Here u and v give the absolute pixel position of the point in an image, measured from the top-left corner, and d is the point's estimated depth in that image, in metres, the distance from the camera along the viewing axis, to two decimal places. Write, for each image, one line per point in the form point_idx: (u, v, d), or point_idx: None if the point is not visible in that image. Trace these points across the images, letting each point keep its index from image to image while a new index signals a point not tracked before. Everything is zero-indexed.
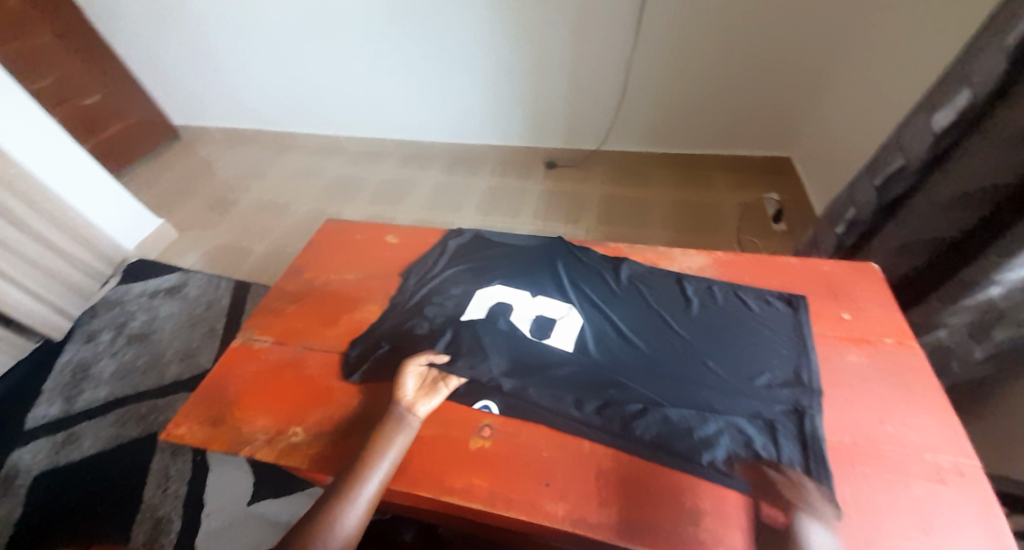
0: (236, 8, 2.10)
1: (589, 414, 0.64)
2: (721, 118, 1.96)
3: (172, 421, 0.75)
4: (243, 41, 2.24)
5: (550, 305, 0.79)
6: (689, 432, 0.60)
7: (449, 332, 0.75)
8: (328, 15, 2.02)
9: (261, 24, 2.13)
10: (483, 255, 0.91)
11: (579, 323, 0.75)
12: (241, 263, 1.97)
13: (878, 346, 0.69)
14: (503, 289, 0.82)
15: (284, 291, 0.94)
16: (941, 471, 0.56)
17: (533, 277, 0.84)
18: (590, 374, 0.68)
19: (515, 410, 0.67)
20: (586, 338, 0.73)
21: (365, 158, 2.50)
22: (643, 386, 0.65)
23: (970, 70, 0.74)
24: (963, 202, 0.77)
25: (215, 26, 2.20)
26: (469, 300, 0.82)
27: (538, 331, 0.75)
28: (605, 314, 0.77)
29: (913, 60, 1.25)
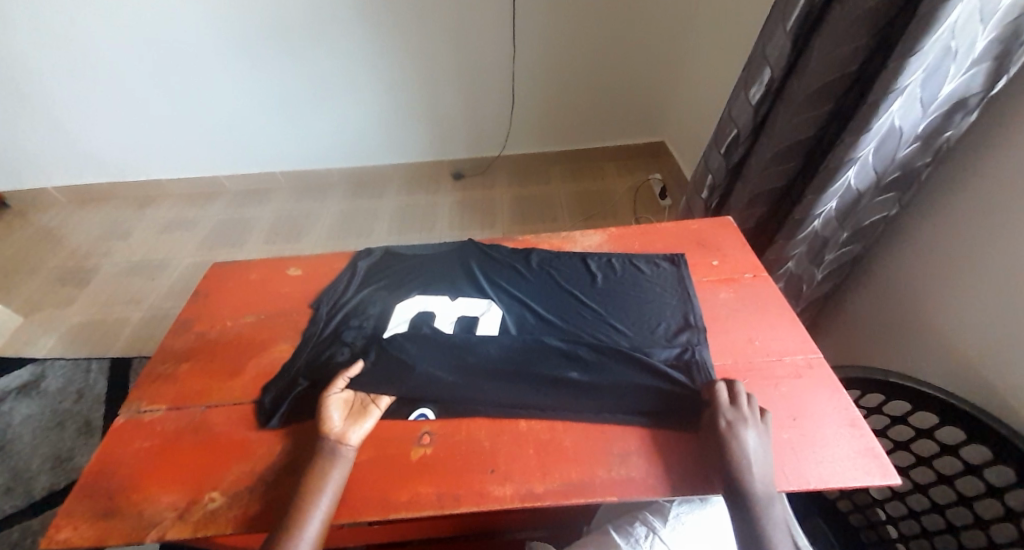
0: (72, 48, 1.86)
1: (522, 397, 0.66)
2: (596, 106, 2.13)
3: (49, 527, 0.61)
4: (85, 86, 1.98)
5: (470, 303, 0.80)
6: (609, 390, 0.65)
7: (372, 352, 0.72)
8: (188, 49, 1.87)
9: (105, 64, 1.91)
10: (395, 271, 0.90)
11: (499, 315, 0.78)
12: (115, 337, 1.71)
13: (741, 281, 0.81)
14: (422, 298, 0.82)
15: (170, 351, 0.83)
16: (798, 368, 0.66)
17: (447, 282, 0.85)
18: (509, 358, 0.70)
19: (451, 410, 0.67)
20: (507, 325, 0.76)
21: (252, 197, 2.30)
22: (560, 357, 0.69)
23: (766, 51, 0.91)
24: (785, 155, 0.92)
25: (46, 71, 1.92)
26: (390, 316, 0.79)
27: (463, 330, 0.75)
28: (520, 303, 0.80)
29: (734, 41, 1.48)
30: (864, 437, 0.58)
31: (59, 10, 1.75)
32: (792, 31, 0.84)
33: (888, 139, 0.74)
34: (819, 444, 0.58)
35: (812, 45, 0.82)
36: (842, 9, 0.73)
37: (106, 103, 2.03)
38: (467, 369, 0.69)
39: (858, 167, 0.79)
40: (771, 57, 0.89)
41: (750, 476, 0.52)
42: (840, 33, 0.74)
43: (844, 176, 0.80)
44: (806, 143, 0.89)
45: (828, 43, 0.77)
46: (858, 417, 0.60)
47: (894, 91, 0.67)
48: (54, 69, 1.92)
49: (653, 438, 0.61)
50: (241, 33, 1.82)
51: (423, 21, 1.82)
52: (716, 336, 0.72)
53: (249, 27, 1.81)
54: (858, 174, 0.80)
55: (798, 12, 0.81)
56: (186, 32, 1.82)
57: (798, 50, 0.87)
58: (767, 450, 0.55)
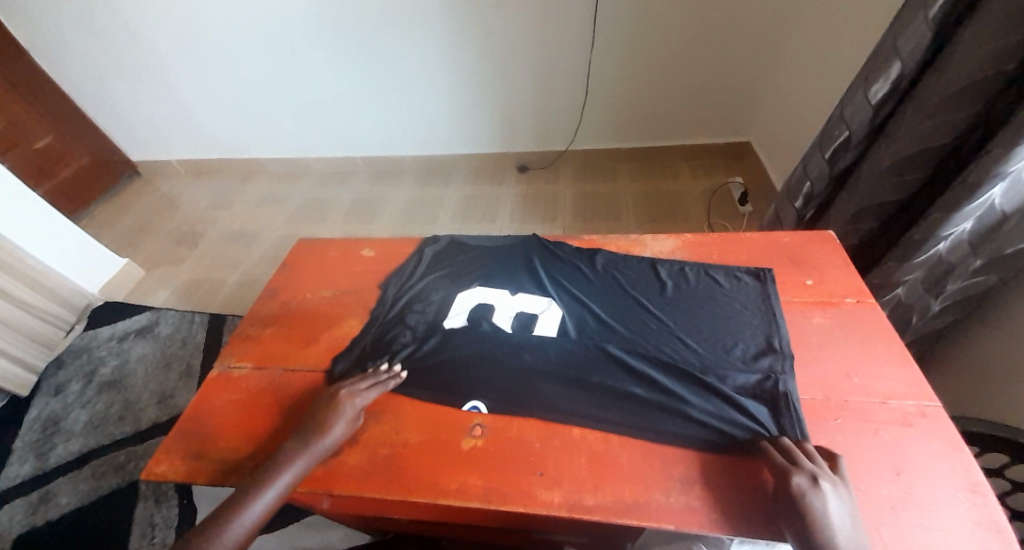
0: (195, 37, 2.08)
1: (579, 404, 0.64)
2: (680, 100, 2.00)
3: (152, 459, 0.69)
4: (204, 72, 2.22)
5: (532, 298, 0.79)
6: (673, 410, 0.61)
7: (433, 340, 0.74)
8: (289, 40, 2.02)
9: (220, 53, 2.13)
10: (459, 260, 0.90)
11: (560, 314, 0.76)
12: (214, 296, 1.93)
13: (840, 306, 0.71)
14: (483, 291, 0.82)
15: (255, 315, 0.90)
16: (906, 415, 0.57)
17: (509, 276, 0.84)
18: (567, 362, 0.68)
19: (504, 404, 0.66)
20: (568, 325, 0.74)
21: (335, 178, 2.47)
22: (621, 369, 0.66)
23: (898, 44, 0.78)
24: (906, 164, 0.80)
25: (174, 57, 2.17)
26: (450, 305, 0.80)
27: (521, 326, 0.75)
28: (582, 304, 0.77)
29: (849, 34, 1.31)
30: (986, 507, 0.49)
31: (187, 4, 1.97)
32: (936, 18, 0.71)
33: None
34: (925, 507, 0.49)
35: (960, 37, 0.69)
36: None
37: (219, 87, 2.27)
38: (523, 366, 0.69)
39: (1007, 185, 0.66)
40: (904, 50, 0.77)
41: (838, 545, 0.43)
42: (996, 24, 0.62)
43: (986, 194, 0.68)
44: (937, 152, 0.76)
45: (981, 36, 0.64)
46: (980, 483, 0.51)
47: None
48: (180, 56, 2.17)
49: (719, 465, 0.56)
50: (334, 24, 1.94)
51: (503, 13, 1.81)
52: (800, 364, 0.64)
53: (341, 19, 1.91)
54: (1006, 193, 0.67)
55: None
56: (288, 23, 1.96)
57: (941, 41, 0.74)
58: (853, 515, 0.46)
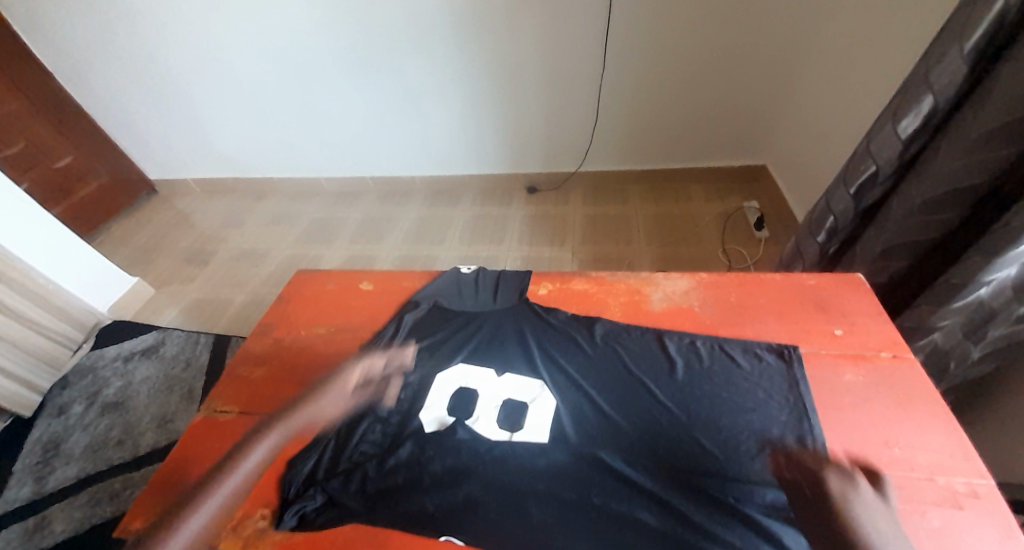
0: (210, 60, 2.12)
1: (573, 522, 0.53)
2: (692, 124, 1.97)
3: (128, 513, 0.65)
4: (219, 93, 2.25)
5: (522, 382, 0.69)
6: (687, 536, 0.50)
7: (405, 447, 0.64)
8: (301, 60, 2.04)
9: (235, 76, 2.16)
10: (440, 330, 0.79)
11: (553, 404, 0.65)
12: (220, 316, 1.91)
13: (874, 362, 0.64)
14: (466, 372, 0.71)
15: (247, 352, 0.86)
16: (956, 496, 0.50)
17: (497, 352, 0.74)
18: (563, 475, 0.57)
19: (482, 531, 0.54)
20: (563, 422, 0.63)
21: (345, 198, 2.46)
22: (626, 485, 0.55)
23: (930, 77, 0.74)
24: (941, 204, 0.75)
25: (190, 79, 2.21)
26: (426, 393, 0.70)
27: (508, 419, 0.65)
28: (577, 386, 0.67)
29: (869, 61, 1.26)
30: None
31: (203, 28, 2.00)
32: (971, 53, 0.67)
33: None
34: None
35: (998, 73, 0.64)
36: None
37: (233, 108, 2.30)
38: (509, 479, 0.58)
39: None
40: (937, 84, 0.72)
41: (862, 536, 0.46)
42: None
43: None
44: (974, 193, 0.70)
45: (1022, 74, 0.60)
46: None
47: None
48: (196, 78, 2.20)
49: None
50: (346, 47, 1.96)
51: (514, 35, 1.80)
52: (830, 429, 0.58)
53: (354, 42, 1.93)
54: None
55: (982, 31, 0.64)
56: (301, 46, 1.98)
57: (977, 76, 0.69)
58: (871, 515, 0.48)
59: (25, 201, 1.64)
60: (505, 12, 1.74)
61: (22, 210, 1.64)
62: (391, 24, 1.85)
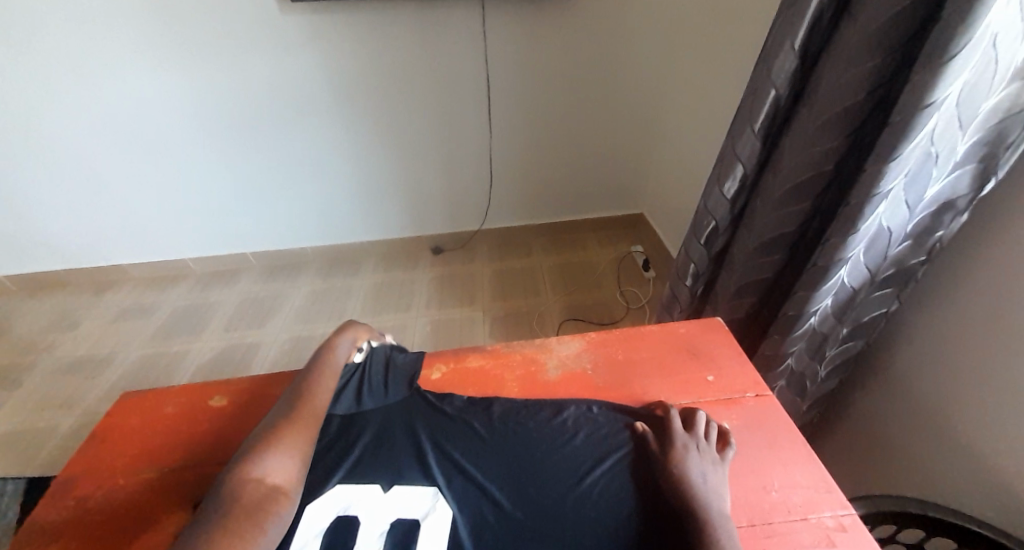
0: (43, 133, 1.84)
1: None
2: (572, 180, 2.16)
3: None
4: (53, 171, 1.93)
5: (411, 495, 0.59)
6: None
7: None
8: (167, 128, 1.86)
9: (79, 149, 1.88)
10: (318, 442, 0.68)
11: (448, 514, 0.57)
12: (40, 451, 1.49)
13: (742, 404, 0.69)
14: (344, 495, 0.59)
15: (40, 526, 0.63)
16: (828, 533, 0.51)
17: (383, 459, 0.64)
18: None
19: None
20: (461, 535, 0.54)
21: (219, 280, 2.17)
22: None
23: (736, 149, 0.86)
24: (769, 249, 0.86)
25: (14, 155, 1.88)
26: (292, 532, 0.55)
27: (399, 547, 0.54)
28: (475, 484, 0.60)
29: (707, 125, 1.54)
30: None
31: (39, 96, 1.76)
32: (761, 130, 0.81)
33: (877, 239, 0.69)
34: None
35: (785, 144, 0.79)
36: (811, 111, 0.71)
37: (74, 187, 1.98)
38: None
39: (849, 266, 0.72)
40: (742, 153, 0.85)
41: (699, 486, 0.54)
42: (811, 134, 0.71)
43: (835, 274, 0.73)
44: (790, 236, 0.83)
45: (801, 143, 0.73)
46: None
47: (878, 195, 0.62)
48: (23, 155, 1.89)
49: None
50: (229, 118, 1.86)
51: (405, 100, 1.88)
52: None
53: (234, 109, 1.84)
54: (851, 273, 0.73)
55: (765, 112, 0.79)
56: (168, 116, 1.83)
57: (769, 147, 0.84)
58: (713, 473, 0.57)
59: None
60: (395, 82, 1.83)
61: None
62: (278, 94, 1.82)
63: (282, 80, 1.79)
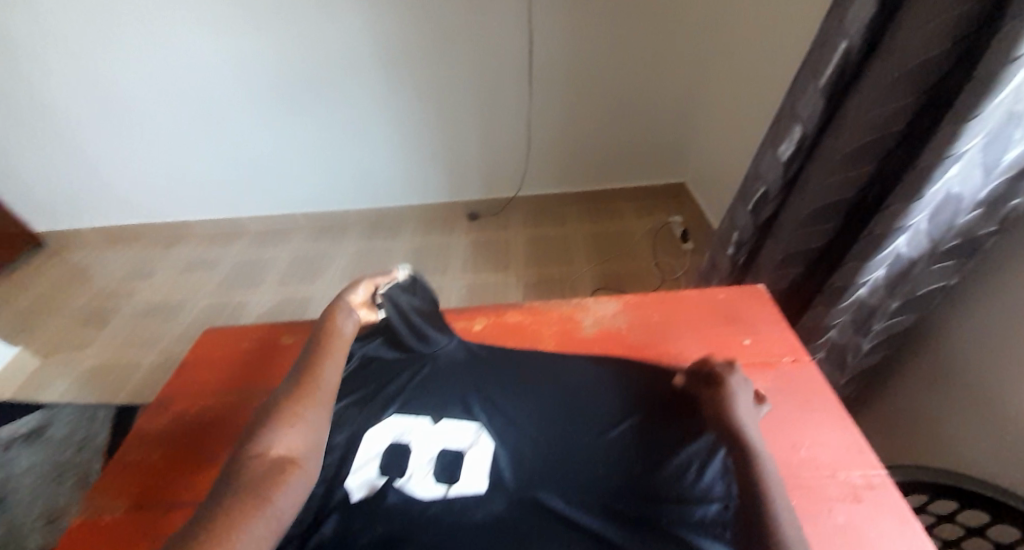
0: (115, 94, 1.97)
1: None
2: (615, 144, 2.10)
3: None
4: (125, 132, 2.08)
5: (456, 429, 0.65)
6: None
7: (332, 520, 0.56)
8: (221, 90, 1.94)
9: (145, 111, 2.01)
10: (372, 377, 0.74)
11: (490, 448, 0.62)
12: (125, 383, 1.69)
13: (778, 367, 0.70)
14: (398, 423, 0.67)
15: (145, 433, 0.75)
16: (855, 490, 0.53)
17: (431, 397, 0.70)
18: (501, 525, 0.53)
19: None
20: (501, 467, 0.60)
21: (271, 239, 2.31)
22: (565, 526, 0.52)
23: (797, 109, 0.83)
24: (821, 217, 0.83)
25: (91, 117, 2.04)
26: (356, 450, 0.64)
27: (445, 471, 0.60)
28: (514, 426, 0.65)
29: (760, 89, 1.45)
30: None
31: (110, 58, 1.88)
32: (825, 88, 0.77)
33: (944, 207, 0.66)
34: None
35: (850, 103, 0.75)
36: (884, 67, 0.66)
37: (143, 148, 2.13)
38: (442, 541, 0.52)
39: (909, 235, 0.69)
40: (803, 113, 0.82)
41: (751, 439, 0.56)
42: (882, 91, 0.67)
43: (892, 244, 0.70)
44: (846, 204, 0.80)
45: (870, 102, 0.69)
46: None
47: (951, 156, 0.58)
48: (98, 116, 2.04)
49: None
50: (278, 81, 1.92)
51: (445, 62, 1.86)
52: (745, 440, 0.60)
53: (281, 72, 1.89)
54: (909, 242, 0.70)
55: (833, 68, 0.74)
56: (221, 79, 1.91)
57: (831, 108, 0.80)
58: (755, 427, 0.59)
59: None
60: (435, 43, 1.81)
61: None
62: (322, 56, 1.85)
63: (327, 43, 1.82)
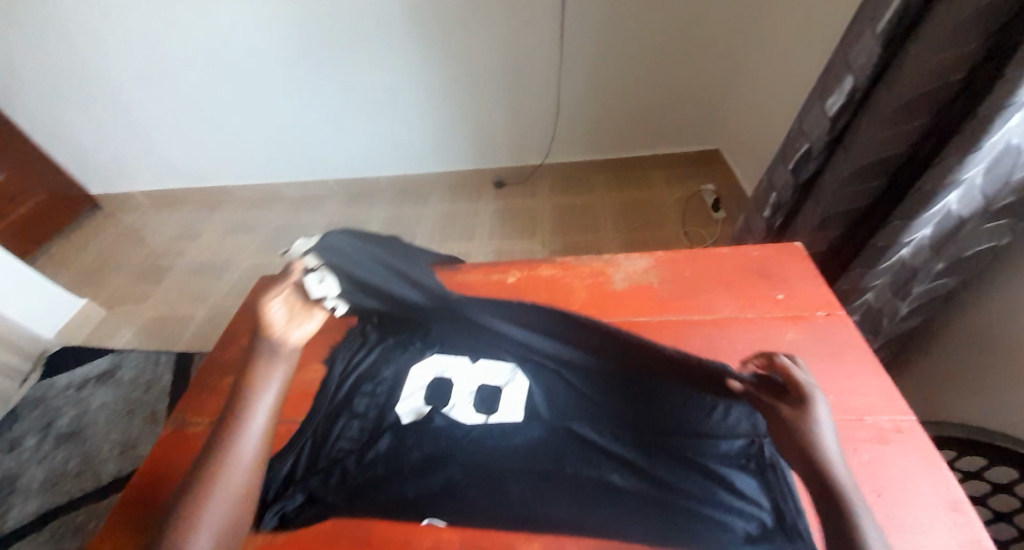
0: (148, 60, 2.00)
1: (534, 486, 0.56)
2: (650, 108, 2.02)
3: (96, 535, 0.63)
4: (163, 98, 2.14)
5: (492, 368, 0.70)
6: (655, 487, 0.54)
7: (387, 438, 0.65)
8: (251, 56, 1.95)
9: (179, 77, 2.05)
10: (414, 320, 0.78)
11: (526, 385, 0.67)
12: (181, 334, 1.83)
13: (811, 320, 0.71)
14: (440, 359, 0.72)
15: (216, 362, 0.84)
16: (882, 432, 0.56)
17: (472, 337, 0.75)
18: (540, 453, 0.60)
19: (464, 513, 0.56)
20: (536, 401, 0.65)
21: (306, 203, 2.40)
22: (593, 450, 0.59)
23: (851, 57, 0.80)
24: (865, 175, 0.82)
25: (131, 84, 2.09)
26: (403, 384, 0.72)
27: (484, 404, 0.66)
28: (547, 366, 0.69)
29: (807, 45, 1.36)
30: (970, 526, 0.48)
31: (141, 25, 1.89)
32: (883, 34, 0.73)
33: (1001, 161, 0.63)
34: (911, 530, 0.48)
35: (907, 52, 0.71)
36: (949, 9, 0.62)
37: (181, 115, 2.19)
38: (484, 461, 0.60)
39: (961, 192, 0.67)
40: (856, 64, 0.79)
41: (828, 455, 0.53)
42: (945, 37, 0.63)
43: (942, 201, 0.69)
44: (893, 161, 0.78)
45: (930, 49, 0.66)
46: (960, 500, 0.50)
47: (1014, 106, 0.55)
48: (136, 83, 2.09)
49: (706, 520, 0.51)
50: (305, 46, 1.90)
51: (470, 23, 1.78)
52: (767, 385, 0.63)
53: (306, 37, 1.87)
54: (961, 199, 0.69)
55: (891, 12, 0.70)
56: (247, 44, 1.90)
57: (887, 56, 0.76)
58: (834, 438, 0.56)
59: None
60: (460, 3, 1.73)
61: None
62: (346, 20, 1.81)
63: (351, 6, 1.77)
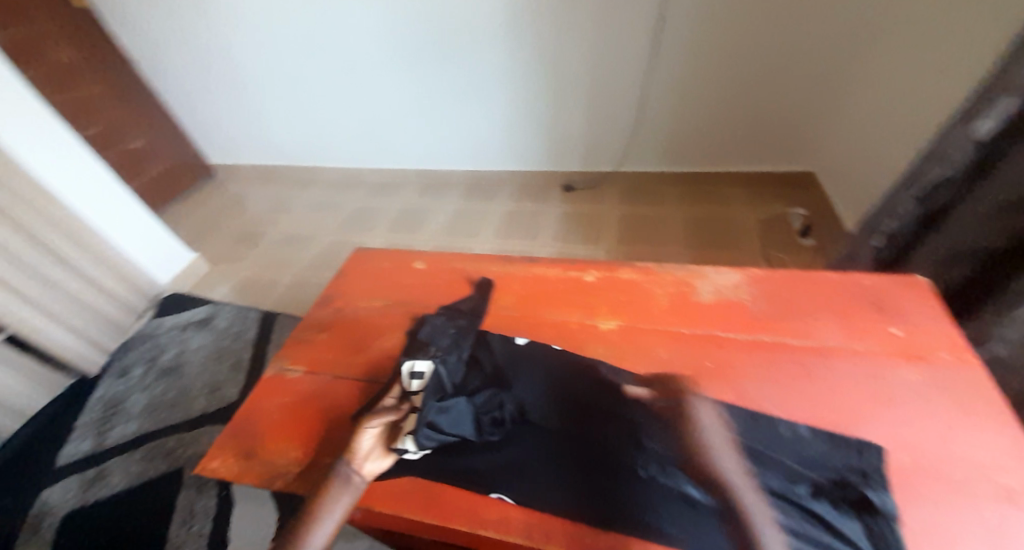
0: (268, 48, 2.21)
1: (606, 483, 0.57)
2: (745, 124, 1.90)
3: (206, 454, 0.72)
4: (276, 82, 2.35)
5: (569, 363, 0.72)
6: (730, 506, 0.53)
7: None
8: (357, 49, 2.08)
9: (291, 65, 2.25)
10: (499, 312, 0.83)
11: (603, 381, 0.68)
12: (268, 295, 2.02)
13: (933, 362, 0.64)
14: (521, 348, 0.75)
15: (314, 319, 0.92)
16: (1014, 493, 0.50)
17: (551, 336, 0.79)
18: (613, 451, 0.60)
19: (535, 495, 0.57)
20: (611, 399, 0.66)
21: (385, 189, 2.55)
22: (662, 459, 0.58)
23: (1013, 77, 0.71)
24: (1011, 210, 0.73)
25: (251, 67, 2.33)
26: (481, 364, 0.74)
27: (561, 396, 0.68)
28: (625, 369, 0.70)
29: (945, 67, 1.21)
30: None
31: (265, 16, 2.08)
32: None
33: None
34: None
35: None
36: None
37: (288, 99, 2.41)
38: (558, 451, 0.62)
39: None
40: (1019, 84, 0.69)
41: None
42: None
43: None
44: None
45: None
46: None
47: None
48: (256, 68, 2.32)
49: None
50: (403, 40, 1.99)
51: (563, 25, 1.77)
52: (865, 422, 0.59)
53: (405, 34, 1.97)
54: None
55: None
56: (352, 37, 2.04)
57: None
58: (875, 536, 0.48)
59: (101, 169, 1.73)
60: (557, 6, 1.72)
61: (95, 177, 1.72)
62: (445, 18, 1.87)
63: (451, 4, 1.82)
